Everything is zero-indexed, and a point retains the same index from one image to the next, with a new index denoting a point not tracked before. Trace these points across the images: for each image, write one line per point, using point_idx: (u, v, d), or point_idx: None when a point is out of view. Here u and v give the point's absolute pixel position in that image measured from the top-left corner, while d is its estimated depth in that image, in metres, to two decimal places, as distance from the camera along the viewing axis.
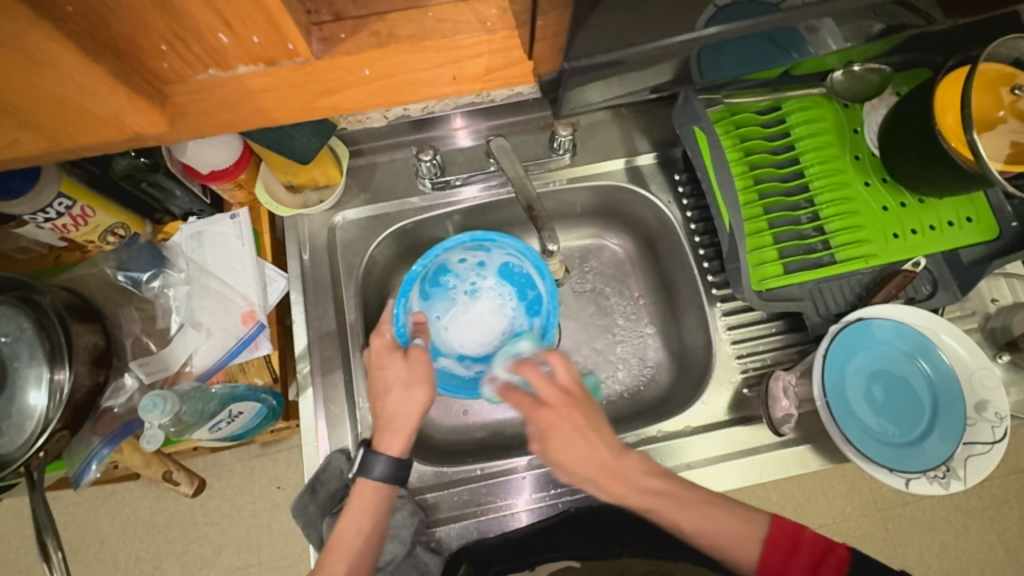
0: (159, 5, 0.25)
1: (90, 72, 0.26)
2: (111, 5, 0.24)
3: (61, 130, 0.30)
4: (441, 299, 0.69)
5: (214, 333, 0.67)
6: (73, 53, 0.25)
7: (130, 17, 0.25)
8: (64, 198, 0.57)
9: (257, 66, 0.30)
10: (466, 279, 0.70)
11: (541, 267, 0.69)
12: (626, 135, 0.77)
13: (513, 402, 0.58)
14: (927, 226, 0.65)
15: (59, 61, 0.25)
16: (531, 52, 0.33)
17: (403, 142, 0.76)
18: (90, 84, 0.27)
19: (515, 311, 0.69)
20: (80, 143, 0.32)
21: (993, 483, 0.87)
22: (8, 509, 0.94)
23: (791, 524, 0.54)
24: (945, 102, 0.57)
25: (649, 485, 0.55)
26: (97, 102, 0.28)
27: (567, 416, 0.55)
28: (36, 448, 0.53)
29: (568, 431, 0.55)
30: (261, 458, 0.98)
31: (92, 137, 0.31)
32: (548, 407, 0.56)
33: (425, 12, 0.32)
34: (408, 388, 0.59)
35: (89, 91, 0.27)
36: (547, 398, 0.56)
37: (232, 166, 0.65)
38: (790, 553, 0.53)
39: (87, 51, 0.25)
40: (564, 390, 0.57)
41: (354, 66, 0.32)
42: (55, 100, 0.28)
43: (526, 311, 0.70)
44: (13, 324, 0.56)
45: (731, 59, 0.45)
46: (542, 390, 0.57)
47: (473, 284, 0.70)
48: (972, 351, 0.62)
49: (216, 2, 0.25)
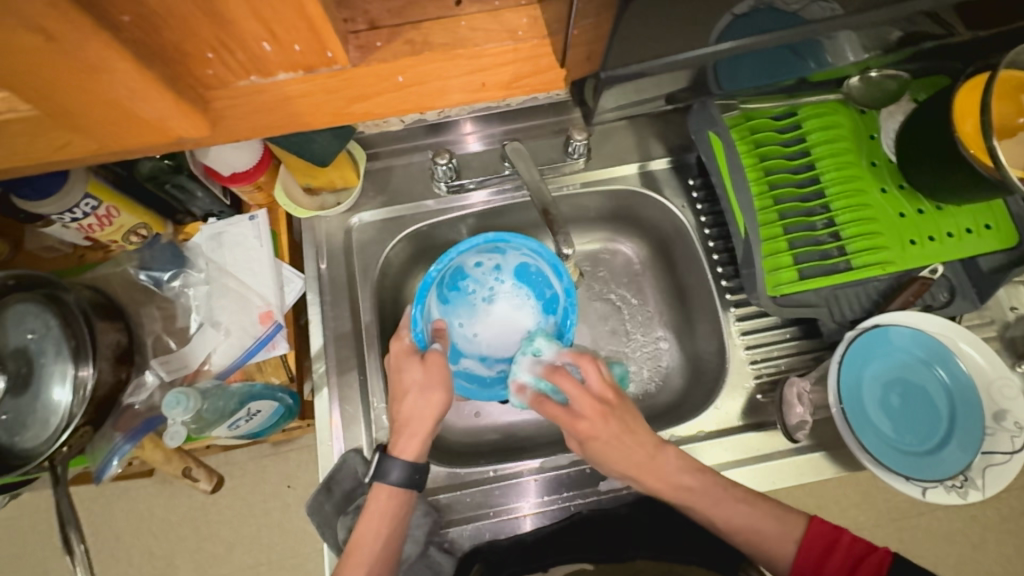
0: (207, 13, 0.25)
1: (140, 79, 0.27)
2: (163, 14, 0.25)
3: (108, 134, 0.31)
4: (463, 304, 0.70)
5: (233, 333, 0.68)
6: (126, 61, 0.26)
7: (180, 26, 0.26)
8: (91, 199, 0.59)
9: (296, 73, 0.31)
10: (485, 283, 0.70)
11: (557, 266, 0.66)
12: (640, 140, 0.77)
13: (546, 413, 0.58)
14: (946, 234, 0.64)
15: (112, 68, 0.26)
16: (562, 60, 0.34)
17: (419, 146, 0.77)
18: (138, 89, 0.28)
19: (535, 311, 0.70)
20: (122, 146, 0.33)
21: (1009, 494, 0.86)
22: (26, 503, 0.95)
23: (829, 527, 0.55)
24: (965, 109, 0.57)
25: (684, 481, 0.57)
26: (144, 107, 0.29)
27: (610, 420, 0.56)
28: (60, 443, 0.55)
29: (616, 433, 0.56)
30: (272, 457, 0.99)
31: (134, 140, 0.32)
32: (586, 420, 0.56)
33: (457, 21, 0.33)
34: (423, 392, 0.60)
35: (138, 97, 0.28)
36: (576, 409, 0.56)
37: (252, 169, 0.66)
38: (826, 554, 0.54)
39: (138, 59, 0.26)
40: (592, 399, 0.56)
41: (388, 73, 0.33)
42: (104, 105, 0.29)
43: (543, 309, 0.69)
44: (41, 321, 0.57)
45: (751, 67, 0.45)
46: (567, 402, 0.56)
47: (491, 290, 0.70)
48: (991, 360, 0.62)
49: (262, 11, 0.26)
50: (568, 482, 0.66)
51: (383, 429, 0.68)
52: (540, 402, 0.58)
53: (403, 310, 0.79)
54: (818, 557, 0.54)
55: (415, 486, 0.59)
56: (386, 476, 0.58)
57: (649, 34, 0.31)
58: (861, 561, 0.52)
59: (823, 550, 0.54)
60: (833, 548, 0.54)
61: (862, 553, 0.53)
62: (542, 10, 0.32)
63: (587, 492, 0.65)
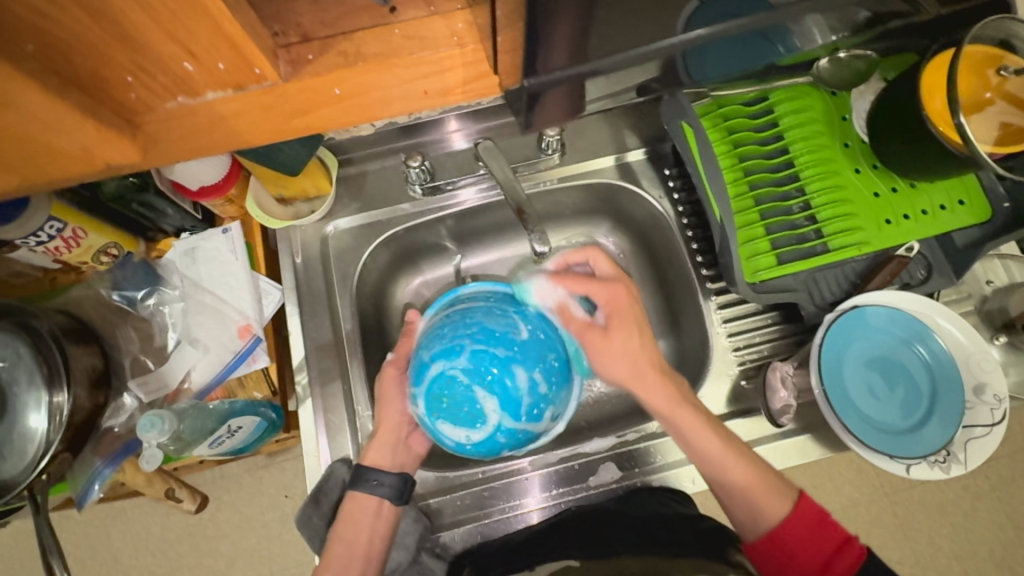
0: (117, 38, 0.25)
1: (55, 109, 0.27)
2: (70, 41, 0.25)
3: (30, 166, 0.30)
4: (453, 344, 0.51)
5: (211, 349, 0.68)
6: (36, 90, 0.25)
7: (91, 50, 0.25)
8: (55, 222, 0.57)
9: (224, 91, 0.30)
10: (455, 359, 0.50)
11: (434, 432, 0.52)
12: (615, 133, 0.77)
13: (570, 283, 0.57)
14: (920, 211, 0.64)
15: (21, 100, 0.26)
16: (496, 65, 0.33)
17: (392, 149, 0.76)
18: (52, 119, 0.27)
19: (478, 393, 0.50)
20: (49, 176, 0.32)
21: (999, 462, 0.87)
22: (19, 529, 0.94)
23: (817, 510, 0.55)
24: (933, 85, 0.57)
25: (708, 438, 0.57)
26: (64, 137, 0.29)
27: (630, 305, 0.57)
28: (39, 471, 0.53)
29: (630, 323, 0.57)
30: (268, 468, 0.98)
31: (61, 171, 0.31)
32: (616, 287, 0.58)
33: (391, 29, 0.31)
34: (391, 404, 0.63)
35: (55, 127, 0.28)
36: (598, 291, 0.58)
37: (221, 181, 0.65)
38: (812, 530, 0.54)
39: (51, 88, 0.26)
40: (617, 279, 0.59)
41: (323, 86, 0.31)
42: (22, 139, 0.28)
43: (492, 406, 0.50)
44: (12, 349, 0.56)
45: (717, 53, 0.44)
46: (593, 279, 0.58)
47: (461, 364, 0.50)
48: (970, 334, 0.62)
49: (176, 32, 0.25)
50: (558, 479, 0.66)
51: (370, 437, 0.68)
52: (558, 275, 0.58)
53: (385, 317, 0.78)
54: (795, 539, 0.53)
55: (404, 500, 0.61)
56: (360, 483, 0.60)
57: (572, 25, 0.31)
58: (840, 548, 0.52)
59: (808, 529, 0.54)
60: (817, 528, 0.54)
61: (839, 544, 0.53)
62: (476, 13, 0.30)
63: (577, 487, 0.66)
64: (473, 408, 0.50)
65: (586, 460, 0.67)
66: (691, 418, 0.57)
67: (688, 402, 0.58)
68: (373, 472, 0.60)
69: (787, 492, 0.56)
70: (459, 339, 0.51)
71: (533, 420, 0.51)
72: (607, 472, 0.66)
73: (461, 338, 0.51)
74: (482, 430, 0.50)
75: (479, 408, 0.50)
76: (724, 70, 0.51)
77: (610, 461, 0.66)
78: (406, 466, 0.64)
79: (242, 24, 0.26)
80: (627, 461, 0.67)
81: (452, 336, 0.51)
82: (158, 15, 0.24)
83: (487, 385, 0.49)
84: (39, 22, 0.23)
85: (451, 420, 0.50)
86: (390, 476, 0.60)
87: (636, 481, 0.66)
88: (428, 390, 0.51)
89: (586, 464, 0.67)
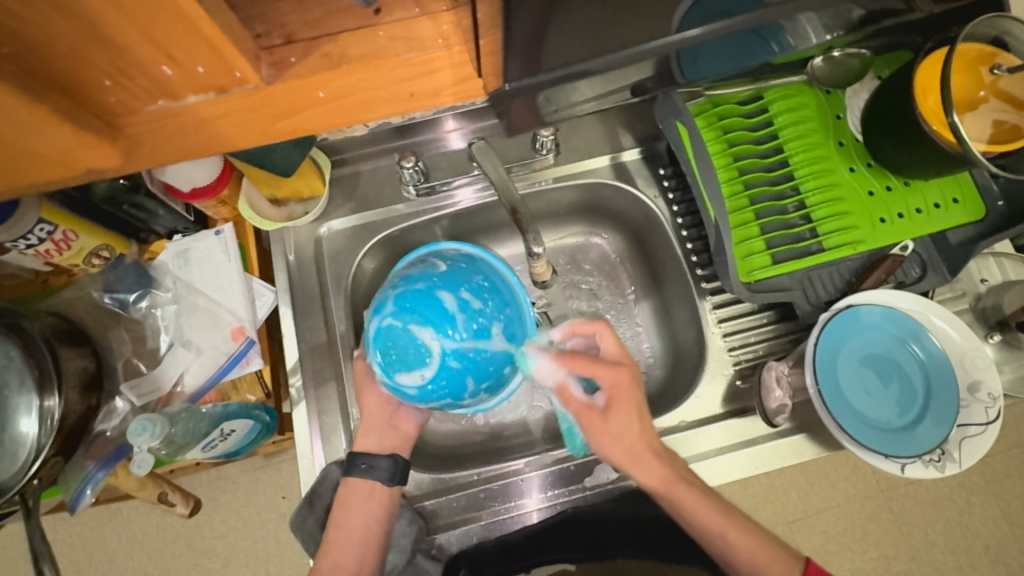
0: (95, 42, 0.25)
1: (32, 112, 0.26)
2: (46, 44, 0.24)
3: (9, 170, 0.30)
4: (383, 300, 0.51)
5: (204, 351, 0.67)
6: (12, 93, 0.25)
7: (66, 53, 0.25)
8: (46, 224, 0.57)
9: (207, 95, 0.30)
10: (385, 309, 0.50)
11: (402, 391, 0.50)
12: (611, 131, 0.76)
13: (573, 365, 0.56)
14: (914, 210, 0.64)
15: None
16: (482, 67, 0.32)
17: (386, 149, 0.76)
18: (30, 123, 0.27)
19: (416, 332, 0.49)
20: (29, 179, 0.32)
21: (994, 458, 0.87)
22: (13, 531, 0.94)
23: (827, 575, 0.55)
24: (927, 84, 0.57)
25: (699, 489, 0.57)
26: (42, 140, 0.28)
27: (632, 393, 0.56)
28: (29, 476, 0.53)
29: (631, 408, 0.56)
30: (264, 469, 0.98)
31: (44, 172, 0.31)
32: (620, 371, 0.56)
33: (376, 31, 0.31)
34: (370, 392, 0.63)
35: (32, 130, 0.27)
36: (602, 375, 0.56)
37: (213, 182, 0.64)
38: None
39: (27, 91, 0.25)
40: (621, 362, 0.57)
41: (307, 88, 0.31)
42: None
43: (431, 339, 0.49)
44: (2, 352, 0.56)
45: (712, 51, 0.44)
46: (599, 362, 0.57)
47: (390, 311, 0.50)
48: (964, 333, 0.62)
49: (153, 35, 0.25)
50: (553, 481, 0.66)
51: None
52: (562, 356, 0.56)
53: None
54: None
55: (397, 482, 0.60)
56: (353, 471, 0.60)
57: None
58: None
59: None
60: None
61: None
62: (461, 14, 0.30)
63: (573, 488, 0.65)
64: (417, 347, 0.48)
65: (582, 461, 0.66)
66: (689, 497, 0.56)
67: (682, 480, 0.56)
68: (363, 457, 0.60)
69: (795, 561, 0.55)
70: (384, 293, 0.51)
71: (479, 336, 0.51)
72: (602, 473, 0.65)
73: (387, 294, 0.51)
74: (434, 365, 0.49)
75: (420, 345, 0.48)
76: (717, 69, 0.50)
77: (605, 462, 0.65)
78: (396, 447, 0.63)
79: (222, 27, 0.26)
80: None
81: (380, 294, 0.52)
82: (134, 18, 0.24)
83: (420, 318, 0.49)
84: (13, 25, 0.23)
85: (406, 367, 0.49)
86: (383, 458, 0.60)
87: (633, 483, 0.65)
88: (374, 351, 0.50)
89: (581, 465, 0.66)
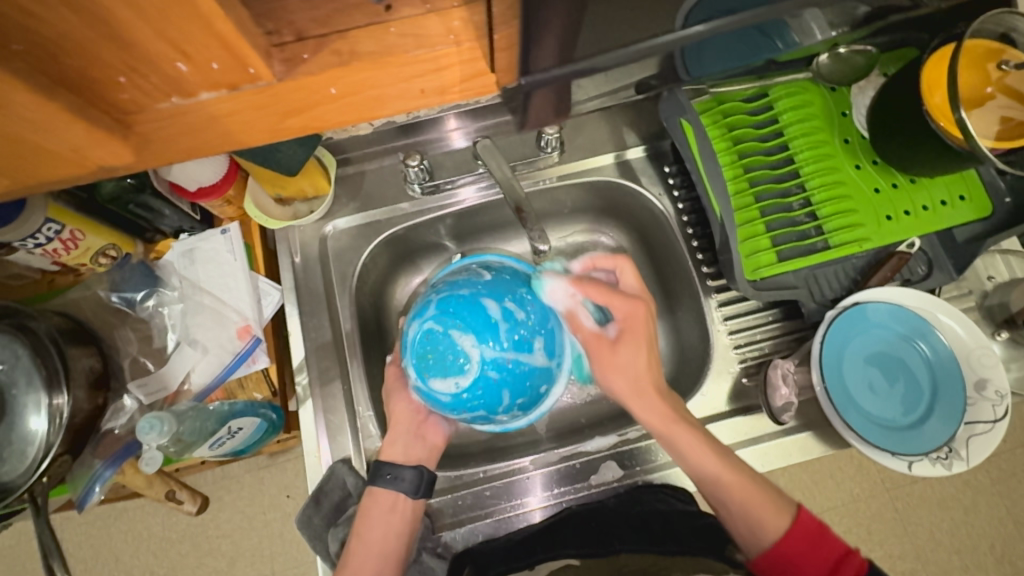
0: (108, 38, 0.25)
1: (45, 109, 0.27)
2: (60, 40, 0.24)
3: (21, 168, 0.30)
4: (427, 305, 0.53)
5: (211, 349, 0.67)
6: (26, 89, 0.25)
7: (80, 50, 0.25)
8: (53, 224, 0.57)
9: (219, 91, 0.30)
10: (428, 313, 0.52)
11: (432, 397, 0.52)
12: (614, 130, 0.76)
13: (590, 291, 0.57)
14: (921, 207, 0.64)
15: (11, 100, 0.25)
16: (492, 64, 0.33)
17: (390, 148, 0.76)
18: (44, 120, 0.27)
19: (456, 338, 0.51)
20: (40, 177, 0.32)
21: (999, 457, 0.87)
22: (20, 530, 0.94)
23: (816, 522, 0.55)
24: (934, 82, 0.56)
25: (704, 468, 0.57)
26: (53, 138, 0.28)
27: (644, 323, 0.57)
28: (40, 473, 0.53)
29: (642, 339, 0.57)
30: (269, 468, 0.98)
31: (55, 171, 0.31)
32: (636, 304, 0.57)
33: (386, 27, 0.31)
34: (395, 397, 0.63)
35: (43, 127, 0.27)
36: (616, 305, 0.57)
37: (218, 181, 0.65)
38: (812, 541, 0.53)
39: (40, 88, 0.26)
40: (638, 296, 0.58)
41: (318, 85, 0.31)
42: (12, 140, 0.28)
43: (470, 346, 0.50)
44: (9, 351, 0.56)
45: (717, 48, 0.44)
46: (615, 291, 0.57)
47: (433, 316, 0.52)
48: (970, 330, 0.62)
49: (166, 31, 0.25)
50: (559, 478, 0.66)
51: (370, 437, 0.68)
52: (580, 285, 0.57)
53: (385, 317, 0.78)
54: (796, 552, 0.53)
55: (421, 494, 0.60)
56: (377, 479, 0.60)
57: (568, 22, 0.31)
58: (841, 561, 0.52)
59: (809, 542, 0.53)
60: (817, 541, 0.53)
61: (841, 556, 0.52)
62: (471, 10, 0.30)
63: (578, 486, 0.66)
64: (454, 353, 0.50)
65: (588, 459, 0.67)
66: (688, 437, 0.57)
67: (683, 419, 0.58)
68: (388, 467, 0.60)
69: (787, 507, 0.55)
70: (427, 297, 0.54)
71: (520, 348, 0.52)
72: (608, 471, 0.66)
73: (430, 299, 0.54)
74: (470, 372, 0.51)
75: (459, 351, 0.50)
76: (723, 65, 0.50)
77: (612, 460, 0.66)
78: (422, 458, 0.62)
79: (234, 23, 0.26)
80: (628, 460, 0.67)
81: (424, 297, 0.54)
82: (148, 14, 0.24)
83: (461, 324, 0.51)
84: (28, 22, 0.23)
85: (440, 372, 0.51)
86: (407, 470, 0.59)
87: (637, 480, 0.66)
88: (412, 354, 0.52)
89: (587, 463, 0.67)
